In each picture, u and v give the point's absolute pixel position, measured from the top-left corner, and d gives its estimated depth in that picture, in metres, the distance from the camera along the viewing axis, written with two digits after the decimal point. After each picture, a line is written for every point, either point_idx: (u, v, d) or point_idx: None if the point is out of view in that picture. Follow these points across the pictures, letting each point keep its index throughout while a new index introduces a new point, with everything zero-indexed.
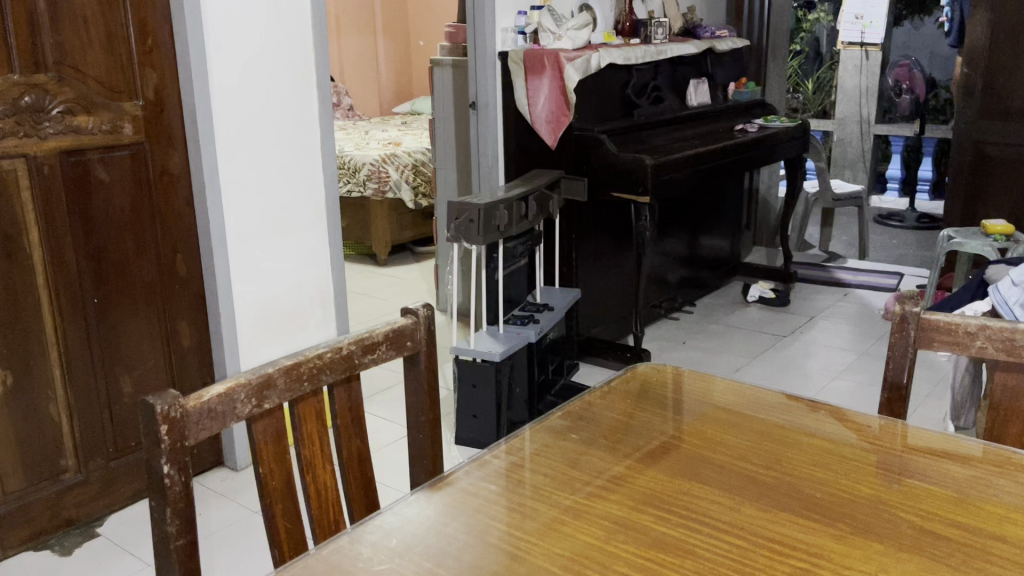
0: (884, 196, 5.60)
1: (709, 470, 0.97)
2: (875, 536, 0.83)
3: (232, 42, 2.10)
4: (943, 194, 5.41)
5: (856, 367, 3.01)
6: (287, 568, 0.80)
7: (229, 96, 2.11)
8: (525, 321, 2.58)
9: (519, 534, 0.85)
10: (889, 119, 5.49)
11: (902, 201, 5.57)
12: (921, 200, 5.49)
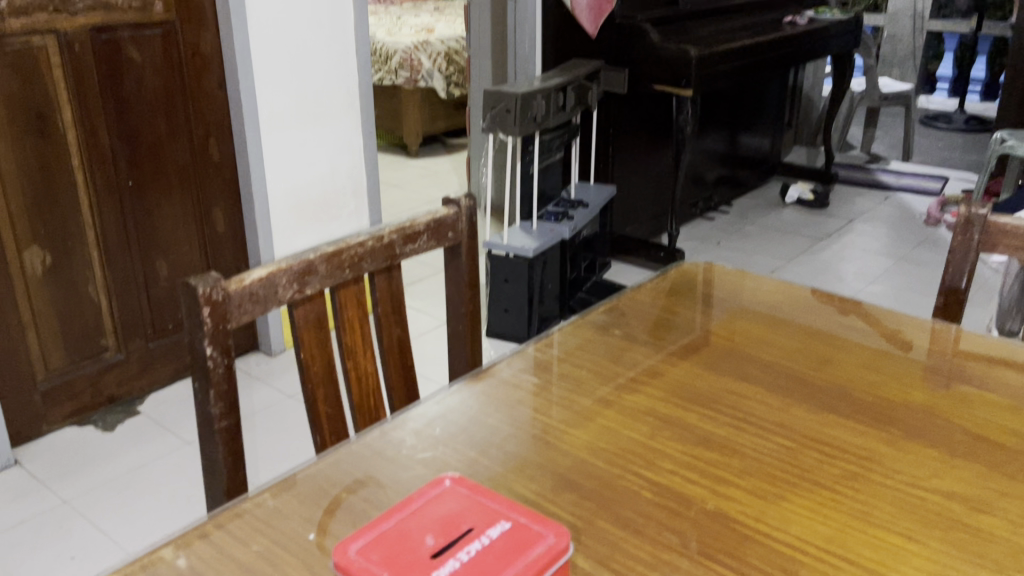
0: (933, 97, 5.37)
1: (756, 369, 0.94)
2: (927, 441, 0.80)
3: None
4: (995, 95, 5.18)
5: (893, 271, 2.95)
6: (331, 453, 0.80)
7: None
8: (558, 216, 2.53)
9: (562, 428, 0.84)
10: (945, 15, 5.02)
11: (951, 102, 5.35)
12: (971, 101, 5.26)
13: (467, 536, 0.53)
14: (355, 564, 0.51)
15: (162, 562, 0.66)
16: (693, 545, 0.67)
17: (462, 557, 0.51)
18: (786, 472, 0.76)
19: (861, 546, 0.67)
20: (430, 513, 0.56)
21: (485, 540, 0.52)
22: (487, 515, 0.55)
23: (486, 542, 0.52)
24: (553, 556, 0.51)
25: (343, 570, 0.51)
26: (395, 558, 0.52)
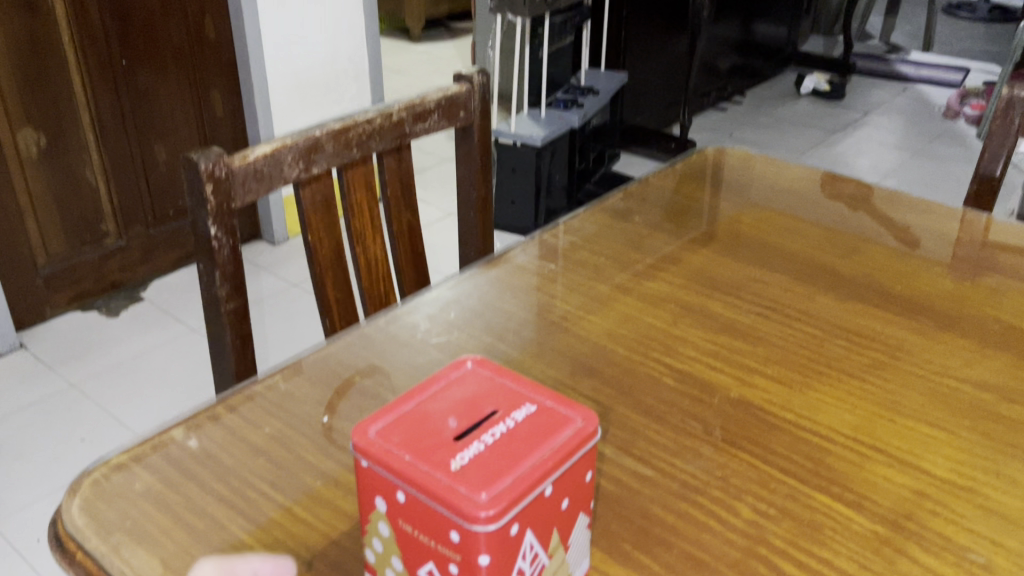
0: None
1: (780, 256, 0.91)
2: (959, 330, 0.77)
3: None
4: None
5: (908, 164, 2.88)
6: (342, 336, 0.77)
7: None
8: (565, 105, 2.46)
9: (580, 315, 0.81)
10: None
11: None
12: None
13: (490, 418, 0.49)
14: (375, 446, 0.47)
15: (173, 443, 0.64)
16: (717, 431, 0.66)
17: (487, 439, 0.47)
18: (812, 360, 0.74)
19: (889, 434, 0.65)
20: (446, 395, 0.52)
21: (509, 423, 0.49)
22: (508, 399, 0.51)
23: (511, 425, 0.48)
24: (581, 440, 0.48)
25: (361, 452, 0.47)
26: (417, 439, 0.48)
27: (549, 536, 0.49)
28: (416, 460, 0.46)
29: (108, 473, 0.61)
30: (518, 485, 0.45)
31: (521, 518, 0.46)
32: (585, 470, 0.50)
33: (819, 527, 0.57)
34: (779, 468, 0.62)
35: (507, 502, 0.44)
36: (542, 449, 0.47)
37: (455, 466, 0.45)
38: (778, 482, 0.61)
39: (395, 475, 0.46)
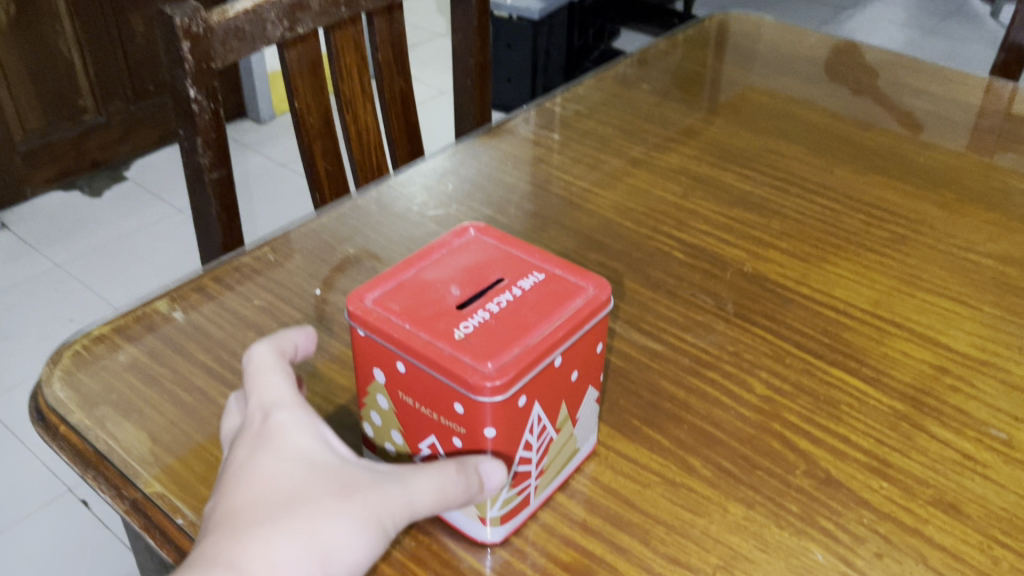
0: None
1: (796, 127, 0.86)
2: (983, 205, 0.74)
3: None
4: None
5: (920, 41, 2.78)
6: (334, 208, 0.73)
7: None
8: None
9: (585, 187, 0.77)
10: None
11: None
12: None
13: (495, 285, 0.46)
14: (372, 315, 0.43)
15: (158, 315, 0.61)
16: (729, 305, 0.63)
17: (493, 307, 0.44)
18: (829, 235, 0.70)
19: (909, 309, 0.62)
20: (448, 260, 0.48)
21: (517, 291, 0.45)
22: (514, 266, 0.48)
23: (519, 294, 0.45)
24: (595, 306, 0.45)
25: (357, 321, 0.44)
26: (417, 306, 0.44)
27: (558, 408, 0.46)
28: (416, 328, 0.43)
29: (90, 346, 0.58)
30: (527, 355, 0.41)
31: (529, 388, 0.43)
32: (597, 340, 0.47)
33: (836, 402, 0.55)
34: (794, 343, 0.59)
35: (514, 372, 0.41)
36: (555, 316, 0.44)
37: (459, 334, 0.42)
38: (794, 358, 0.58)
39: (393, 345, 0.43)
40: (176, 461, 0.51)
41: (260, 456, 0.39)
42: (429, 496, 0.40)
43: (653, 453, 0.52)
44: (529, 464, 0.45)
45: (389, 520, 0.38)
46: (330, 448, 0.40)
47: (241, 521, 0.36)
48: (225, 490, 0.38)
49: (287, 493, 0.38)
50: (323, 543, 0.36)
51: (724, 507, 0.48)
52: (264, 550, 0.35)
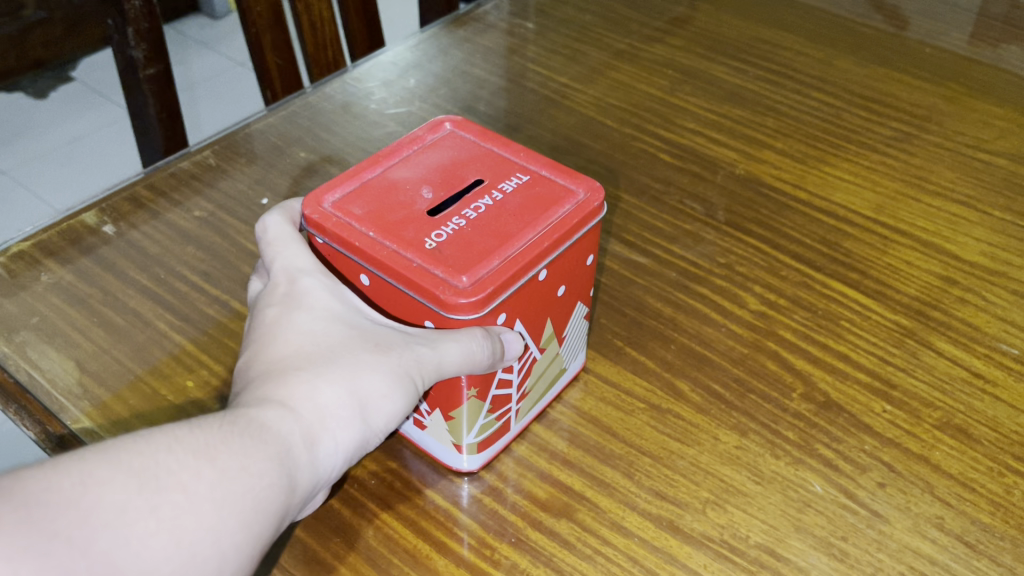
0: None
1: (792, 14, 0.79)
2: (994, 100, 0.67)
3: None
4: None
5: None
6: (283, 106, 0.66)
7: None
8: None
9: (563, 82, 0.70)
10: None
11: None
12: None
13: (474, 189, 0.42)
14: (331, 220, 0.39)
15: (86, 229, 0.55)
16: (719, 213, 0.57)
17: (469, 214, 0.40)
18: (831, 133, 0.64)
19: (915, 215, 0.57)
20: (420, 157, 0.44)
21: (496, 197, 0.41)
22: (494, 168, 0.43)
23: (498, 201, 0.41)
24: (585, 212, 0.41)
25: (315, 227, 0.40)
26: (383, 211, 0.40)
27: (543, 325, 0.42)
28: (382, 234, 0.39)
29: (9, 266, 0.52)
30: (507, 268, 0.37)
31: (509, 305, 0.39)
32: (587, 252, 0.43)
33: (836, 317, 0.50)
34: (791, 253, 0.54)
35: (491, 284, 0.37)
36: (540, 224, 0.39)
37: (429, 244, 0.38)
38: (792, 270, 0.53)
39: (355, 253, 0.39)
40: (108, 395, 0.45)
41: (292, 311, 0.38)
42: (457, 358, 0.37)
43: (637, 377, 0.47)
44: (510, 389, 0.42)
45: (421, 375, 0.37)
46: (356, 309, 0.39)
47: (286, 371, 0.35)
48: (259, 341, 0.37)
49: (328, 348, 0.36)
50: (364, 392, 0.36)
51: (715, 435, 0.44)
52: (312, 392, 0.35)
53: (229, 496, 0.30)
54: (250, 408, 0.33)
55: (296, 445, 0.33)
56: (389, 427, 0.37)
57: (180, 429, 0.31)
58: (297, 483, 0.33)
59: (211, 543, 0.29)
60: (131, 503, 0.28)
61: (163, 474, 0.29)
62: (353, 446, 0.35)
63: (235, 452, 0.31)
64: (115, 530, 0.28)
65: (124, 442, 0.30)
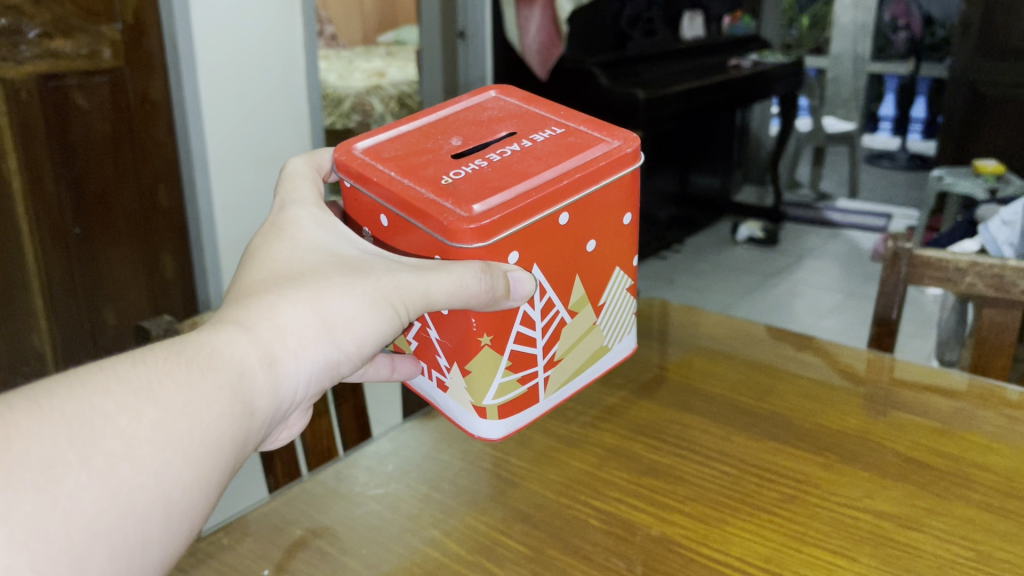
0: None
1: (700, 401, 0.97)
2: (862, 466, 0.83)
3: None
4: None
5: (855, 294, 2.95)
6: (283, 492, 0.81)
7: (224, 33, 2.26)
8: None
9: (513, 461, 0.86)
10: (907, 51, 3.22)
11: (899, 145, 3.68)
12: None
13: (506, 152, 0.68)
14: (374, 173, 0.66)
15: None
16: (637, 567, 0.70)
17: (495, 159, 0.66)
18: (731, 497, 0.79)
19: (796, 563, 0.70)
20: (468, 135, 0.71)
21: (524, 146, 0.68)
22: (528, 139, 0.70)
23: (526, 147, 0.68)
24: (606, 162, 0.66)
25: (363, 177, 0.67)
26: (417, 168, 0.66)
27: (568, 288, 0.68)
28: (414, 181, 0.64)
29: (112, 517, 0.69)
30: (510, 200, 0.61)
31: (518, 245, 0.63)
32: (596, 213, 0.68)
33: None
34: None
35: (491, 213, 0.60)
36: (549, 172, 0.64)
37: (451, 185, 0.63)
38: None
39: (398, 203, 0.64)
40: None
41: (285, 252, 0.63)
42: (440, 290, 0.61)
43: None
44: (532, 348, 0.68)
45: (390, 301, 0.61)
46: (346, 248, 0.64)
47: (271, 288, 0.58)
48: (265, 267, 0.61)
49: (309, 271, 0.61)
50: (325, 317, 0.59)
51: None
52: (283, 314, 0.57)
53: (165, 428, 0.48)
54: (213, 337, 0.54)
55: (250, 365, 0.54)
56: (348, 337, 0.60)
57: (120, 374, 0.49)
58: (246, 402, 0.53)
59: (147, 473, 0.47)
60: (64, 450, 0.44)
61: (100, 420, 0.46)
62: (314, 355, 0.58)
63: (181, 393, 0.50)
64: (52, 478, 0.43)
65: (59, 398, 0.46)
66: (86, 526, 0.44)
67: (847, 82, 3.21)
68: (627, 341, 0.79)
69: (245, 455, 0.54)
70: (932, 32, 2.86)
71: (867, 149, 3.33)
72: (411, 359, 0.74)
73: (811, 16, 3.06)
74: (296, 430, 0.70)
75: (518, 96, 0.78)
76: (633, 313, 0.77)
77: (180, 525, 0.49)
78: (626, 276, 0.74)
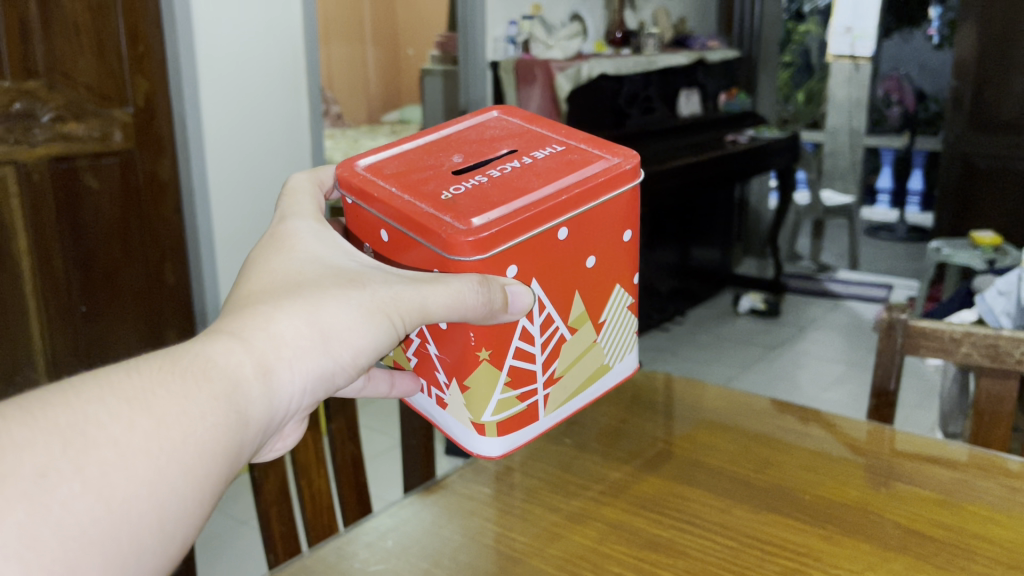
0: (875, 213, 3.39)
1: (702, 475, 0.97)
2: (864, 537, 0.83)
3: (214, 74, 2.21)
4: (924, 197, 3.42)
5: (856, 363, 2.96)
6: (282, 568, 0.80)
7: (223, 105, 2.25)
8: (518, 42, 2.59)
9: (513, 536, 0.86)
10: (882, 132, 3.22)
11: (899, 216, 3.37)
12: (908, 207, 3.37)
13: (506, 168, 0.67)
14: (374, 189, 0.66)
15: None
16: None
17: (496, 174, 0.66)
18: (731, 569, 0.79)
19: None
20: (469, 153, 0.72)
21: (524, 162, 0.68)
22: (529, 156, 0.69)
23: (526, 163, 0.68)
24: (605, 178, 0.66)
25: (362, 192, 0.67)
26: (418, 184, 0.66)
27: (567, 304, 0.67)
28: (413, 196, 0.64)
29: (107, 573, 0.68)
30: (508, 213, 0.60)
31: (516, 260, 0.62)
32: (596, 231, 0.67)
33: None
34: None
35: (490, 226, 0.59)
36: (549, 187, 0.63)
37: (450, 200, 0.62)
38: None
39: (397, 217, 0.63)
40: None
41: (282, 263, 0.59)
42: (441, 304, 0.59)
43: None
44: (532, 365, 0.66)
45: (390, 312, 0.58)
46: (346, 258, 0.62)
47: (266, 299, 0.55)
48: (260, 279, 0.58)
49: (307, 282, 0.57)
50: (323, 327, 0.55)
51: None
52: (279, 324, 0.54)
53: (160, 438, 0.44)
54: (207, 346, 0.50)
55: (246, 375, 0.50)
56: (347, 350, 0.56)
57: (114, 383, 0.45)
58: (242, 412, 0.49)
59: (141, 483, 0.43)
60: (56, 458, 0.41)
61: (93, 430, 0.43)
62: (312, 368, 0.54)
63: (174, 400, 0.46)
64: (45, 486, 0.40)
65: (51, 407, 0.42)
66: (78, 536, 0.41)
67: (844, 155, 3.31)
68: (630, 360, 0.77)
69: (238, 471, 0.50)
70: (924, 106, 3.05)
71: (866, 222, 3.40)
72: (410, 376, 0.72)
73: (806, 92, 3.21)
74: (289, 441, 0.68)
75: (521, 116, 0.78)
76: (635, 333, 0.76)
77: (174, 536, 0.45)
78: (627, 294, 0.73)
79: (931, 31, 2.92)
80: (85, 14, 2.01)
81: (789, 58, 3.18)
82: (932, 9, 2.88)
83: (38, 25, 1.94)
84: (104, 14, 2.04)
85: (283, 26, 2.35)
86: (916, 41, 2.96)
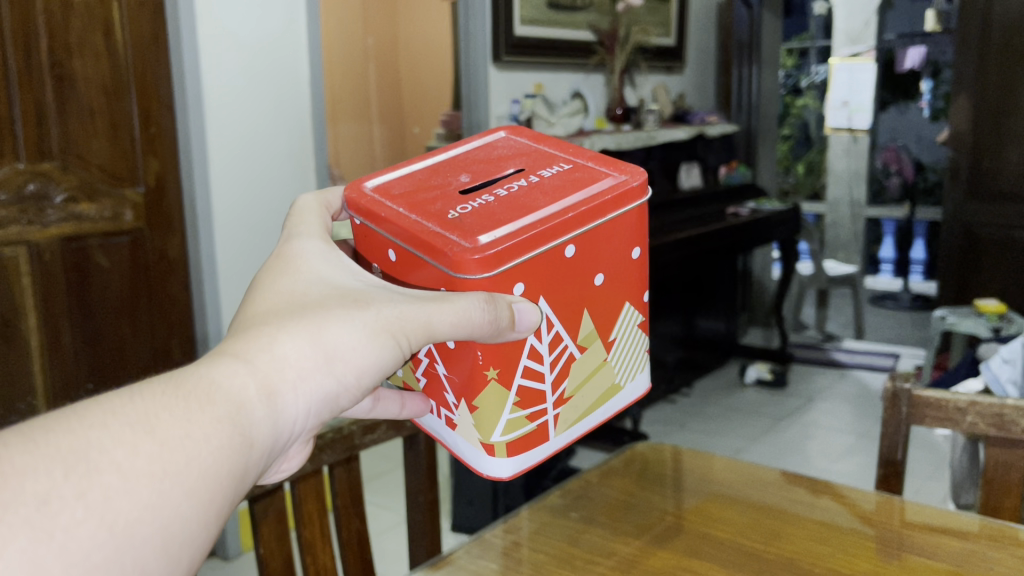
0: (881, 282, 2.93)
1: (710, 547, 0.96)
2: None
3: (223, 138, 2.26)
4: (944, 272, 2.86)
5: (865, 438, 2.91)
6: None
7: (230, 168, 2.28)
8: (520, 120, 2.63)
9: None
10: (881, 202, 2.85)
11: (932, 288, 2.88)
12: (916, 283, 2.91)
13: (514, 187, 0.69)
14: (383, 210, 0.68)
15: None
16: None
17: (505, 193, 0.68)
18: None
19: None
20: (476, 172, 0.74)
21: (532, 180, 0.70)
22: (537, 174, 0.71)
23: (535, 181, 0.70)
24: (613, 195, 0.67)
25: (369, 212, 0.69)
26: (426, 204, 0.68)
27: (576, 322, 0.68)
28: (421, 216, 0.66)
29: None
30: (514, 231, 0.62)
31: (523, 278, 0.63)
32: (603, 248, 0.67)
33: None
34: None
35: (496, 244, 0.61)
36: (555, 206, 0.65)
37: (459, 219, 0.64)
38: None
39: (403, 236, 0.66)
40: None
41: (287, 285, 0.60)
42: (449, 322, 0.60)
43: None
44: (541, 384, 0.67)
45: (394, 333, 0.59)
46: (354, 278, 0.63)
47: (270, 320, 0.56)
48: (267, 301, 0.59)
49: (311, 302, 0.58)
50: (326, 348, 0.56)
51: None
52: (283, 346, 0.54)
53: (163, 461, 0.45)
54: (213, 367, 0.51)
55: (252, 396, 0.51)
56: (351, 372, 0.57)
57: (117, 407, 0.45)
58: (247, 433, 0.50)
59: (145, 506, 0.43)
60: (58, 484, 0.41)
61: (96, 454, 0.43)
62: (316, 389, 0.55)
63: (180, 424, 0.46)
64: (49, 513, 0.40)
65: (53, 433, 0.43)
66: (81, 562, 0.41)
67: (847, 226, 2.95)
68: (642, 379, 0.77)
69: (246, 492, 0.51)
70: (924, 177, 2.77)
71: (869, 292, 2.95)
72: (420, 398, 0.73)
73: (806, 162, 2.93)
74: (295, 463, 0.69)
75: (527, 135, 0.81)
76: (648, 351, 0.76)
77: (181, 561, 0.45)
78: (638, 312, 0.74)
79: (923, 104, 2.69)
80: (100, 97, 2.07)
81: (788, 131, 2.92)
82: (921, 81, 2.67)
83: (53, 106, 1.99)
84: (119, 98, 2.10)
85: (290, 103, 2.41)
86: (912, 114, 2.71)
